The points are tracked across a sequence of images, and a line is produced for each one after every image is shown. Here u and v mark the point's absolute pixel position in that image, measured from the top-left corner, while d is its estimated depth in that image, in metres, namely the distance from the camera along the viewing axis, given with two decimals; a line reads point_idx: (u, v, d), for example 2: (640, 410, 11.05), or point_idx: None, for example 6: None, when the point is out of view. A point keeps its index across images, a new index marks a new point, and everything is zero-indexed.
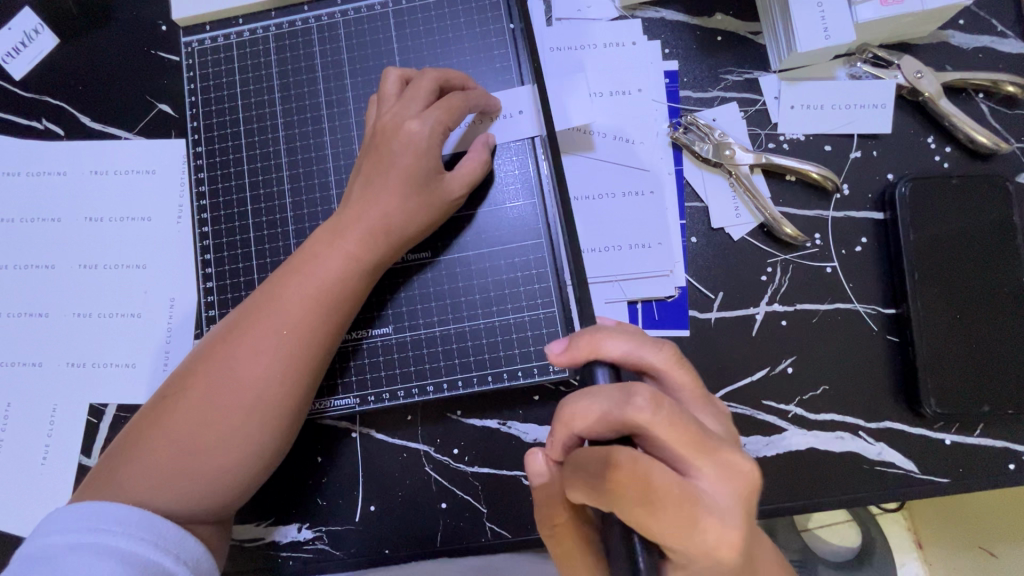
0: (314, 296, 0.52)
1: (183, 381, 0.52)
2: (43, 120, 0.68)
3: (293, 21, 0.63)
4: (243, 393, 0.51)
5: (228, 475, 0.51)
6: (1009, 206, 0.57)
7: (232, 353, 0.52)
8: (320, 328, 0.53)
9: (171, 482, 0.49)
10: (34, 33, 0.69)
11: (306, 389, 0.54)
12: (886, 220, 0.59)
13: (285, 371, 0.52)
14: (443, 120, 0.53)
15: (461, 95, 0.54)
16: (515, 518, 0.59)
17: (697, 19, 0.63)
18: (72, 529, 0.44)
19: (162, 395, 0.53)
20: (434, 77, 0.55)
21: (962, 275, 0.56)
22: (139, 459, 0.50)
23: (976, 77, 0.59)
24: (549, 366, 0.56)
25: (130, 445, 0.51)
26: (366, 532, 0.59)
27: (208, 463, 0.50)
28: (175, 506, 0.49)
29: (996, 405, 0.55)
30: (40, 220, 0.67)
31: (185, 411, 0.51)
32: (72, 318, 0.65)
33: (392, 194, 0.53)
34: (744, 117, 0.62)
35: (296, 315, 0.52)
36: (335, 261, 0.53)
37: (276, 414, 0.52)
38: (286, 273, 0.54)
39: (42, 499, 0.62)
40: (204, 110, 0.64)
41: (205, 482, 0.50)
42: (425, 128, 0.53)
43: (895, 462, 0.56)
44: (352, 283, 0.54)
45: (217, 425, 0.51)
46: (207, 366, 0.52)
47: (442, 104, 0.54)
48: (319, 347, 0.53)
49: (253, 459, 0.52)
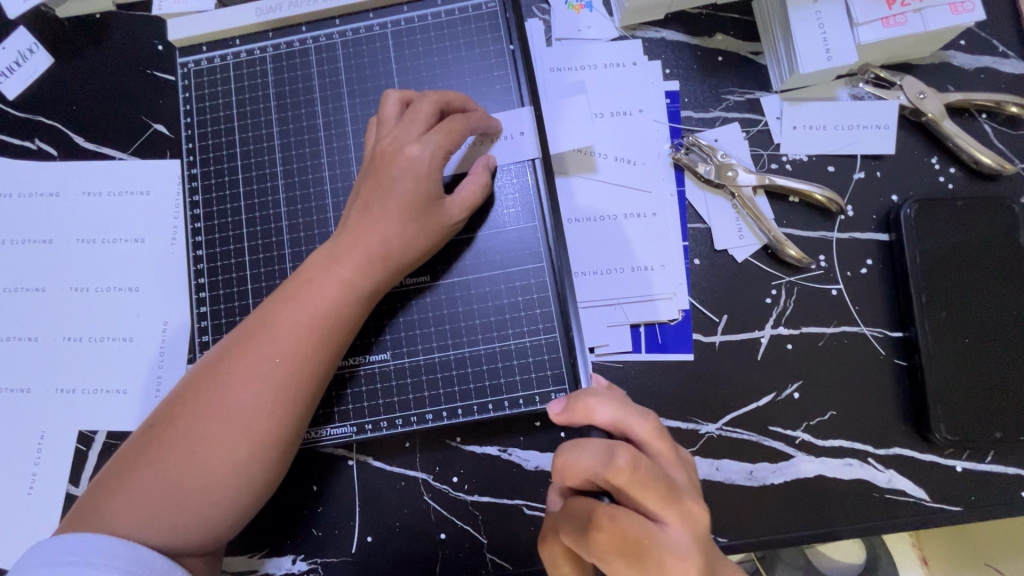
0: (309, 324, 0.51)
1: (172, 412, 0.51)
2: (36, 140, 0.67)
3: (291, 42, 0.63)
4: (233, 424, 0.50)
5: (221, 509, 0.50)
6: (1015, 227, 0.56)
7: (223, 383, 0.50)
8: (315, 356, 0.51)
9: (161, 517, 0.48)
10: (28, 53, 0.68)
11: (301, 417, 0.52)
12: (891, 242, 0.58)
13: (278, 401, 0.50)
14: (443, 143, 0.52)
15: (463, 119, 0.53)
16: (517, 549, 0.57)
17: (698, 39, 0.63)
18: (55, 561, 0.43)
19: (151, 424, 0.51)
20: (435, 100, 0.54)
21: (970, 298, 0.55)
22: (127, 494, 0.48)
23: (979, 97, 0.58)
24: (551, 393, 0.55)
25: (116, 477, 0.50)
26: (362, 564, 0.58)
27: (199, 497, 0.49)
28: (168, 542, 0.48)
29: (1009, 431, 0.53)
30: (31, 242, 0.66)
31: (174, 444, 0.49)
32: (61, 342, 0.64)
33: (390, 219, 0.52)
34: (746, 138, 0.61)
35: (289, 343, 0.51)
36: (331, 289, 0.52)
37: (270, 444, 0.50)
38: (281, 300, 0.52)
39: (28, 530, 0.60)
40: (199, 132, 0.63)
41: (197, 517, 0.49)
42: (425, 153, 0.52)
43: (906, 489, 0.55)
44: (349, 309, 0.52)
45: (208, 457, 0.49)
46: (197, 397, 0.51)
47: (444, 128, 0.53)
48: (314, 375, 0.52)
49: (243, 494, 0.51)
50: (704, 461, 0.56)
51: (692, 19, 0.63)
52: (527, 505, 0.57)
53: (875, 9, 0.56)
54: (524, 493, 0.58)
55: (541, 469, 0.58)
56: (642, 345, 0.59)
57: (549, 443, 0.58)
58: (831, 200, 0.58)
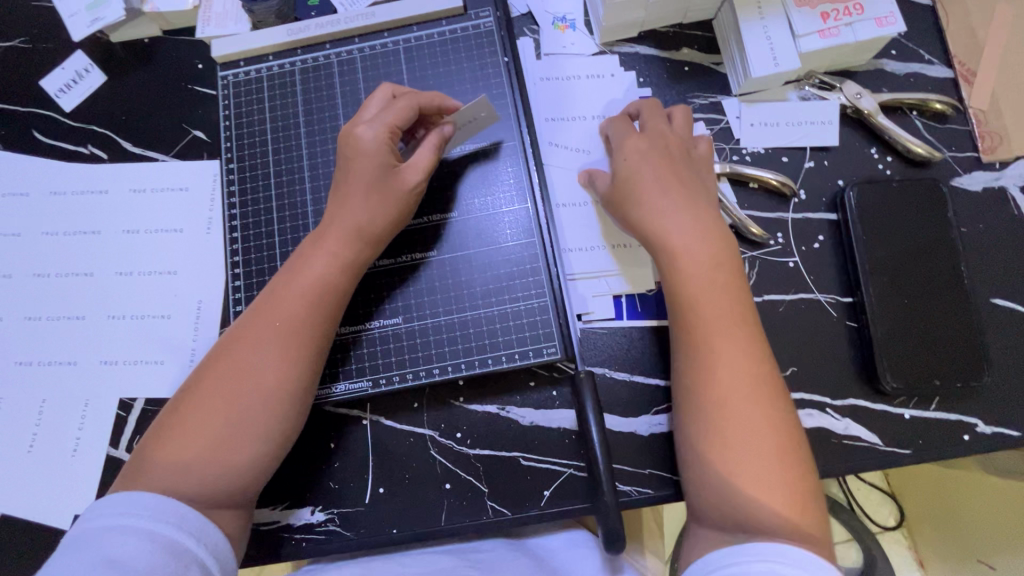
0: (310, 290, 0.58)
1: (192, 387, 0.57)
2: (89, 145, 0.76)
3: (316, 57, 0.73)
4: (248, 383, 0.55)
5: (244, 457, 0.54)
6: (944, 204, 0.65)
7: (237, 349, 0.57)
8: (318, 318, 0.58)
9: (189, 470, 0.53)
10: (85, 72, 0.78)
11: (308, 375, 0.58)
12: (838, 220, 0.67)
13: (286, 359, 0.57)
14: (387, 126, 0.61)
15: (401, 106, 0.62)
16: (514, 496, 0.63)
17: (667, 52, 0.73)
18: (105, 515, 0.48)
19: (178, 396, 0.57)
20: (386, 99, 0.64)
21: (908, 265, 0.63)
22: (161, 457, 0.53)
23: (907, 96, 0.68)
24: (542, 349, 0.63)
25: (149, 450, 0.55)
26: (375, 513, 0.63)
27: (220, 450, 0.54)
28: (198, 494, 0.52)
29: (947, 380, 0.61)
30: (82, 233, 0.74)
31: (195, 411, 0.55)
32: (106, 320, 0.72)
33: (371, 198, 0.60)
34: (711, 135, 0.70)
35: (294, 308, 0.58)
36: (323, 259, 0.59)
37: (284, 400, 0.56)
38: (283, 277, 0.60)
39: (73, 488, 0.67)
40: (236, 133, 0.72)
41: (220, 468, 0.54)
42: (370, 132, 0.61)
43: (861, 435, 0.62)
44: (343, 278, 0.60)
45: (227, 413, 0.55)
46: (214, 369, 0.57)
47: (383, 115, 0.62)
48: (316, 337, 0.58)
49: (264, 443, 0.55)
50: None
51: (661, 35, 0.73)
52: (524, 456, 0.63)
53: (812, 23, 0.66)
54: (521, 446, 0.64)
55: (536, 424, 0.64)
56: (623, 313, 0.66)
57: (543, 401, 0.65)
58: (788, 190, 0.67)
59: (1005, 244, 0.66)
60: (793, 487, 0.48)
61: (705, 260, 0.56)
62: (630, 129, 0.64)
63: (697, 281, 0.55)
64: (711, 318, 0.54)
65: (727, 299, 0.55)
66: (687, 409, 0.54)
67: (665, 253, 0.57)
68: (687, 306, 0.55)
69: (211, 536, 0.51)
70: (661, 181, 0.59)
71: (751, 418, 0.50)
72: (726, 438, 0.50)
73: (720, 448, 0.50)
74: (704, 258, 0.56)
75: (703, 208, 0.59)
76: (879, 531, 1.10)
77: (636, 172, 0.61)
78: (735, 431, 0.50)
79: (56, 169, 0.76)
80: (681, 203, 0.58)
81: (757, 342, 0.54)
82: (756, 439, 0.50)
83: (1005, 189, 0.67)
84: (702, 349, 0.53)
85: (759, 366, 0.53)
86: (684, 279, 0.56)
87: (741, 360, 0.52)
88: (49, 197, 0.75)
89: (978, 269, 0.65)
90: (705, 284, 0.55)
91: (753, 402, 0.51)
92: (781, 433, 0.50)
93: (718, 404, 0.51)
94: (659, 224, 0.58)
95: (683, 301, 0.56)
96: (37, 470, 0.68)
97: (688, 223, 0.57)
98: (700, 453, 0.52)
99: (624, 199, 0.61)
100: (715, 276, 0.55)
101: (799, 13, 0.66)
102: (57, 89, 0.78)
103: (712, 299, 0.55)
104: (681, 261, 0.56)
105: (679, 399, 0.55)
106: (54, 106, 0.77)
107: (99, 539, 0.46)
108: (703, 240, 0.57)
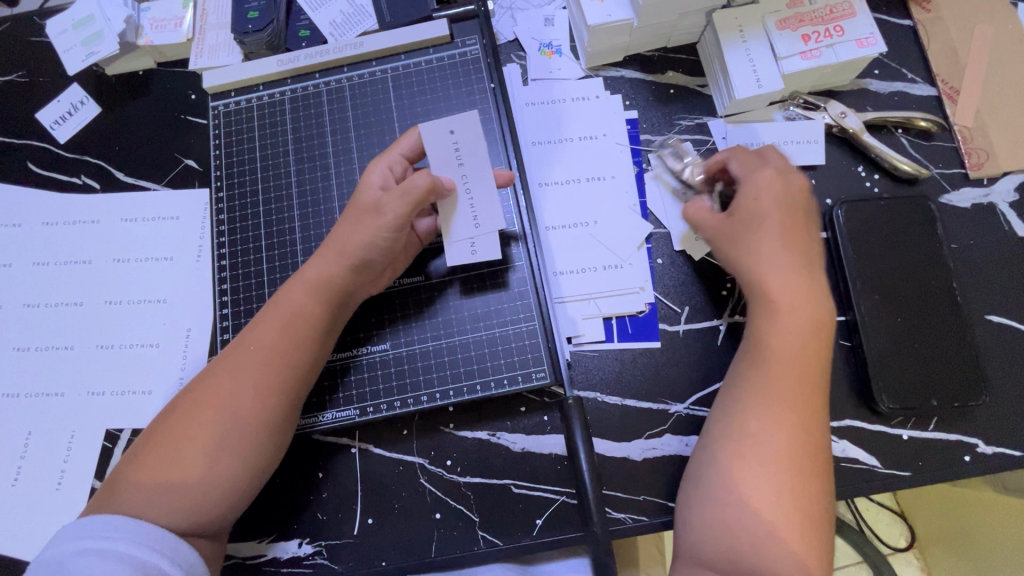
0: (285, 321, 0.57)
1: (172, 412, 0.56)
2: (81, 176, 0.77)
3: (305, 86, 0.74)
4: (224, 410, 0.55)
5: (212, 490, 0.53)
6: (933, 223, 0.65)
7: (216, 375, 0.56)
8: (296, 345, 0.57)
9: (161, 498, 0.52)
10: (79, 104, 0.79)
11: (287, 400, 0.57)
12: (828, 238, 0.67)
13: (263, 388, 0.56)
14: (390, 164, 0.61)
15: (412, 144, 0.62)
16: (506, 525, 0.61)
17: (652, 76, 0.74)
18: (77, 538, 0.48)
19: (158, 420, 0.57)
20: (412, 135, 0.62)
21: (899, 283, 0.63)
22: (132, 483, 0.53)
23: (892, 115, 0.69)
24: (532, 374, 0.62)
25: (122, 473, 0.54)
26: (363, 545, 0.62)
27: (195, 475, 0.53)
28: (172, 521, 0.51)
29: (944, 399, 0.60)
30: (72, 263, 0.74)
31: (168, 438, 0.54)
32: (94, 350, 0.71)
33: (355, 231, 0.58)
34: (697, 155, 0.71)
35: (272, 334, 0.57)
36: (298, 292, 0.58)
37: (260, 428, 0.55)
38: (266, 308, 0.59)
39: (56, 523, 0.66)
40: (226, 161, 0.73)
41: (195, 497, 0.53)
42: (375, 172, 0.60)
43: (858, 457, 0.61)
44: (319, 305, 0.58)
45: (201, 439, 0.54)
46: (194, 397, 0.56)
47: (396, 152, 0.62)
48: (294, 364, 0.57)
49: (234, 478, 0.54)
50: (675, 438, 0.62)
51: (646, 59, 0.74)
52: (515, 483, 0.62)
53: (794, 46, 0.66)
54: (512, 473, 0.63)
55: (527, 451, 0.63)
56: (614, 335, 0.66)
57: (533, 426, 0.64)
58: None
59: (998, 261, 0.65)
60: (800, 544, 0.48)
61: (805, 326, 0.53)
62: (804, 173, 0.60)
63: (782, 343, 0.53)
64: (793, 384, 0.52)
65: (808, 366, 0.52)
66: (721, 457, 0.52)
67: (766, 310, 0.54)
68: (762, 363, 0.53)
69: (185, 558, 0.50)
70: (796, 235, 0.55)
71: (781, 479, 0.49)
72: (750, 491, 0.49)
73: (735, 496, 0.50)
74: (803, 330, 0.53)
75: (819, 275, 0.55)
76: (889, 552, 1.07)
77: (789, 209, 0.56)
78: (759, 483, 0.49)
79: (48, 200, 0.76)
80: (801, 261, 0.55)
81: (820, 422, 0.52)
82: (779, 497, 0.49)
83: (994, 205, 0.67)
84: (763, 406, 0.52)
85: (811, 433, 0.51)
86: (769, 336, 0.54)
87: (805, 428, 0.51)
88: (41, 228, 0.76)
89: (971, 287, 0.65)
90: (790, 347, 0.53)
91: (799, 467, 0.50)
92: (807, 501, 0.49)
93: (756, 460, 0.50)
94: (761, 271, 0.55)
95: (760, 354, 0.54)
96: (21, 505, 0.66)
97: (803, 280, 0.54)
98: (719, 502, 0.50)
99: (771, 226, 0.55)
100: (806, 344, 0.53)
101: (781, 36, 0.67)
102: (52, 121, 0.78)
103: (795, 365, 0.53)
104: (780, 318, 0.54)
105: (709, 438, 0.54)
106: (48, 138, 0.78)
107: (74, 563, 0.47)
108: (811, 308, 0.53)
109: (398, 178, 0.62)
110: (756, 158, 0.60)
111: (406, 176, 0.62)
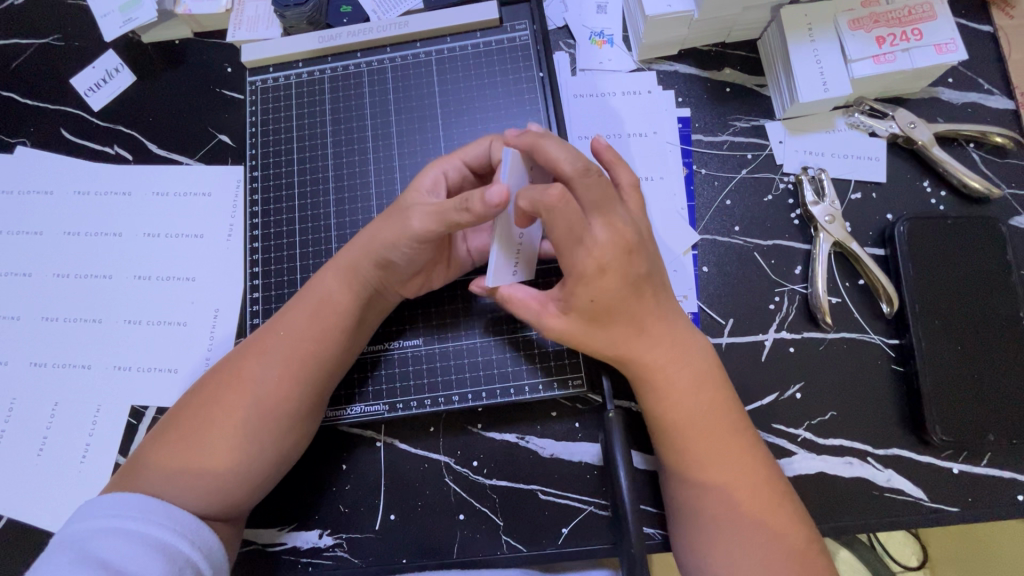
0: (314, 313, 0.57)
1: (198, 392, 0.56)
2: (115, 146, 0.75)
3: (346, 65, 0.71)
4: (245, 394, 0.54)
5: (233, 478, 0.52)
6: (1004, 247, 0.61)
7: (243, 360, 0.56)
8: (322, 334, 0.56)
9: (183, 478, 0.51)
10: (115, 72, 0.77)
11: (309, 389, 0.55)
12: (886, 255, 0.63)
13: (288, 376, 0.54)
14: (445, 168, 0.58)
15: (478, 153, 0.58)
16: (530, 531, 0.60)
17: (707, 72, 0.70)
18: (99, 515, 0.47)
19: (184, 399, 0.56)
20: (482, 144, 0.58)
21: (961, 310, 0.59)
22: (153, 464, 0.52)
23: (965, 128, 0.64)
24: (567, 381, 0.60)
25: (146, 452, 0.54)
26: (385, 541, 0.61)
27: (215, 458, 0.52)
28: (189, 503, 0.50)
29: (1002, 434, 0.57)
30: (103, 234, 0.73)
31: (191, 421, 0.54)
32: (121, 324, 0.70)
33: (387, 226, 0.55)
34: (753, 161, 0.67)
35: (297, 323, 0.56)
36: (329, 284, 0.57)
37: (284, 414, 0.54)
38: (291, 301, 0.59)
39: (79, 495, 0.66)
40: (261, 138, 0.71)
41: (217, 482, 0.52)
42: (430, 177, 0.57)
43: (904, 488, 0.58)
44: (349, 295, 0.57)
45: (224, 422, 0.53)
46: (218, 382, 0.55)
47: (457, 158, 0.58)
48: (319, 352, 0.56)
49: (253, 466, 0.53)
50: None
51: (704, 54, 0.70)
52: (543, 489, 0.61)
53: (866, 48, 0.62)
54: (539, 480, 0.61)
55: (556, 457, 0.61)
56: None
57: (565, 432, 0.62)
58: (817, 188, 0.65)
59: None
60: None
61: (693, 387, 0.52)
62: (587, 245, 0.47)
63: (690, 403, 0.52)
64: (710, 446, 0.51)
65: (722, 414, 0.52)
66: (680, 520, 0.52)
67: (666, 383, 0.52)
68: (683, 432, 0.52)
69: (205, 540, 0.49)
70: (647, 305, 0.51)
71: (738, 540, 0.48)
72: (715, 552, 0.49)
73: (709, 563, 0.49)
74: (700, 393, 0.52)
75: (662, 348, 0.52)
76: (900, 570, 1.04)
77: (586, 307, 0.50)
78: (725, 544, 0.49)
79: (81, 168, 0.75)
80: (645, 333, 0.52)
81: (764, 475, 0.51)
82: (754, 559, 0.48)
83: None
84: (698, 478, 0.51)
85: (761, 482, 0.50)
86: (676, 410, 0.52)
87: (747, 482, 0.50)
88: (71, 197, 0.75)
89: None
90: (698, 410, 0.52)
91: (749, 521, 0.49)
92: (783, 554, 0.48)
93: (715, 515, 0.50)
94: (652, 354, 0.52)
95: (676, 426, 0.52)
96: (46, 474, 0.67)
97: (654, 345, 0.52)
98: (696, 558, 0.50)
99: (591, 324, 0.51)
100: (710, 410, 0.52)
101: (853, 37, 0.63)
102: (87, 88, 0.77)
103: (708, 428, 0.52)
104: (684, 390, 0.52)
105: (668, 504, 0.54)
106: (82, 104, 0.77)
107: (96, 541, 0.46)
108: (691, 371, 0.53)
109: (452, 184, 0.58)
110: (570, 231, 0.46)
111: (460, 184, 0.59)
